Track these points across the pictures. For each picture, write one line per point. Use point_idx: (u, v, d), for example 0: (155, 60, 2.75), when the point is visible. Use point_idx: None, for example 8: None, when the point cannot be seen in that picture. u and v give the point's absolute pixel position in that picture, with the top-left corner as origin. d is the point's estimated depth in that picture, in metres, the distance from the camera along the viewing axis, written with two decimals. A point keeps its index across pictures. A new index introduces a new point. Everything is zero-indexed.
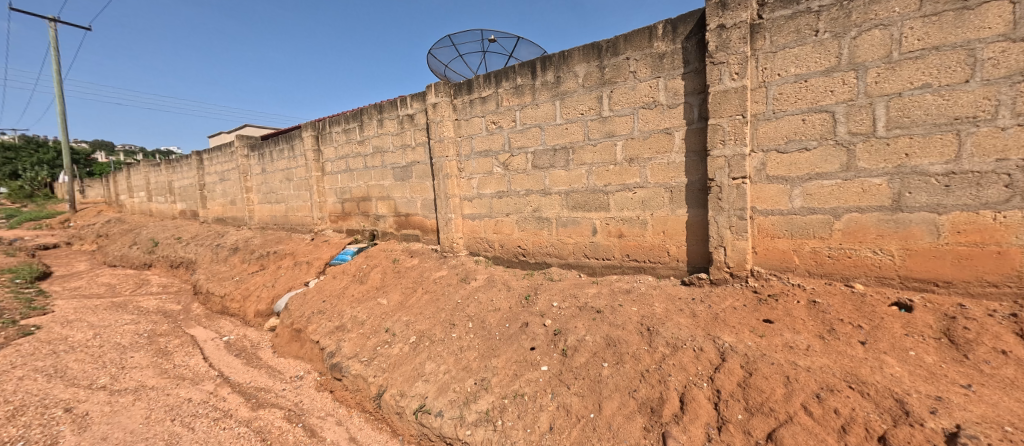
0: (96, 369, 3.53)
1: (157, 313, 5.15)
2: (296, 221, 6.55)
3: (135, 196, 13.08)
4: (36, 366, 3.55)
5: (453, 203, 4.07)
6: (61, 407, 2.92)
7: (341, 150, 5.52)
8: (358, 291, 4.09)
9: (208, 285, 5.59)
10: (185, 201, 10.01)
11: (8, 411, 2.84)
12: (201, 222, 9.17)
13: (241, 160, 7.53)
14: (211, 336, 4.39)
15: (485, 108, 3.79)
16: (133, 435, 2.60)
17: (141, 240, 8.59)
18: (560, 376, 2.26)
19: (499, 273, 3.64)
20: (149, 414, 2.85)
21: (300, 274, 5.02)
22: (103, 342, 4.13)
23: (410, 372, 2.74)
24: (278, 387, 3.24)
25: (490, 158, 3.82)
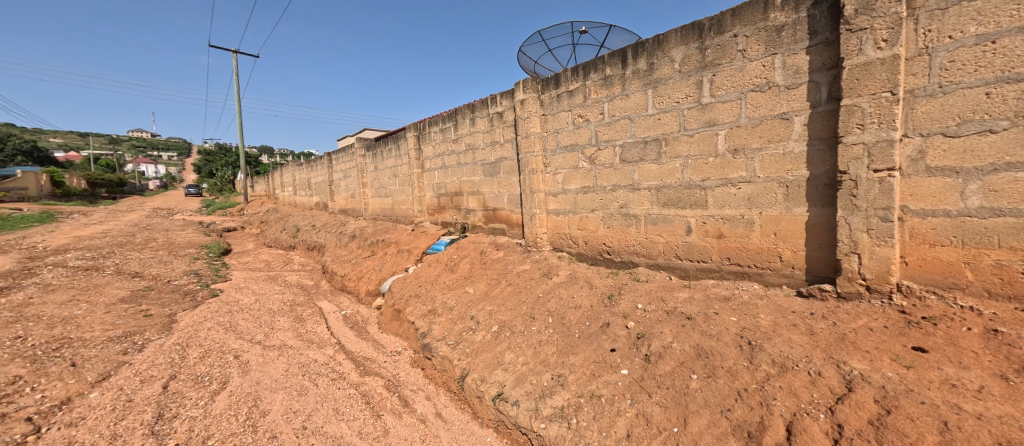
0: (255, 327, 4.30)
1: (296, 286, 6.13)
2: (400, 213, 7.21)
3: (284, 191, 15.79)
4: (219, 320, 4.45)
5: (538, 198, 4.06)
6: (233, 353, 3.62)
7: (438, 147, 5.91)
8: (448, 279, 4.32)
9: (332, 266, 6.48)
10: (318, 195, 11.75)
11: (199, 352, 3.63)
12: (328, 213, 10.67)
13: (359, 159, 8.56)
14: (332, 309, 5.06)
15: (572, 101, 3.70)
16: (277, 383, 3.10)
17: (286, 225, 10.33)
18: (641, 383, 2.10)
19: (582, 270, 3.53)
20: (288, 368, 3.38)
21: (403, 260, 5.51)
22: (260, 306, 5.04)
23: (491, 359, 2.81)
24: (380, 359, 3.59)
25: (576, 153, 3.72)
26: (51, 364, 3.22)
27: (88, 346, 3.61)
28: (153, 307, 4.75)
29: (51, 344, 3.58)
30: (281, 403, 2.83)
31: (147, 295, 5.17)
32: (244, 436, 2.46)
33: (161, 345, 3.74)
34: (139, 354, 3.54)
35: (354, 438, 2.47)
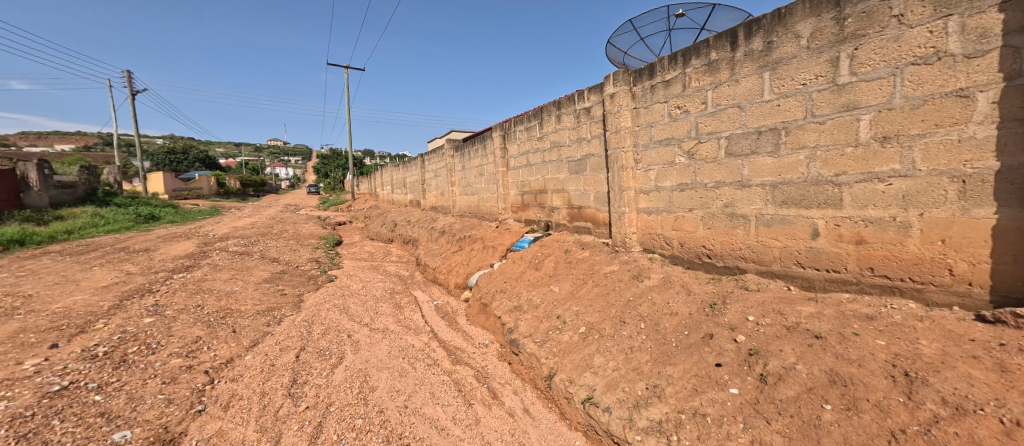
0: (363, 311, 4.83)
1: (394, 276, 6.74)
2: (486, 210, 7.48)
3: (384, 189, 17.50)
4: (335, 302, 5.10)
5: (626, 196, 3.85)
6: (347, 333, 4.11)
7: (523, 146, 5.98)
8: (533, 276, 4.35)
9: (425, 259, 6.99)
10: (412, 193, 12.78)
11: (321, 329, 4.19)
12: (421, 210, 11.54)
13: (448, 159, 9.09)
14: (426, 299, 5.46)
15: (669, 92, 3.44)
16: (382, 363, 3.44)
17: (386, 221, 11.43)
18: (756, 406, 1.86)
19: (677, 274, 3.26)
20: (391, 350, 3.72)
21: (488, 256, 5.70)
22: (366, 292, 5.64)
23: (579, 361, 2.75)
24: (470, 350, 3.76)
25: (672, 147, 3.44)
26: (219, 329, 4.00)
27: (243, 317, 4.41)
28: (287, 288, 5.63)
29: (219, 313, 4.46)
30: (386, 381, 3.13)
31: (282, 277, 6.15)
32: (358, 407, 2.77)
33: (294, 321, 4.41)
34: (278, 327, 4.22)
35: (449, 422, 2.62)
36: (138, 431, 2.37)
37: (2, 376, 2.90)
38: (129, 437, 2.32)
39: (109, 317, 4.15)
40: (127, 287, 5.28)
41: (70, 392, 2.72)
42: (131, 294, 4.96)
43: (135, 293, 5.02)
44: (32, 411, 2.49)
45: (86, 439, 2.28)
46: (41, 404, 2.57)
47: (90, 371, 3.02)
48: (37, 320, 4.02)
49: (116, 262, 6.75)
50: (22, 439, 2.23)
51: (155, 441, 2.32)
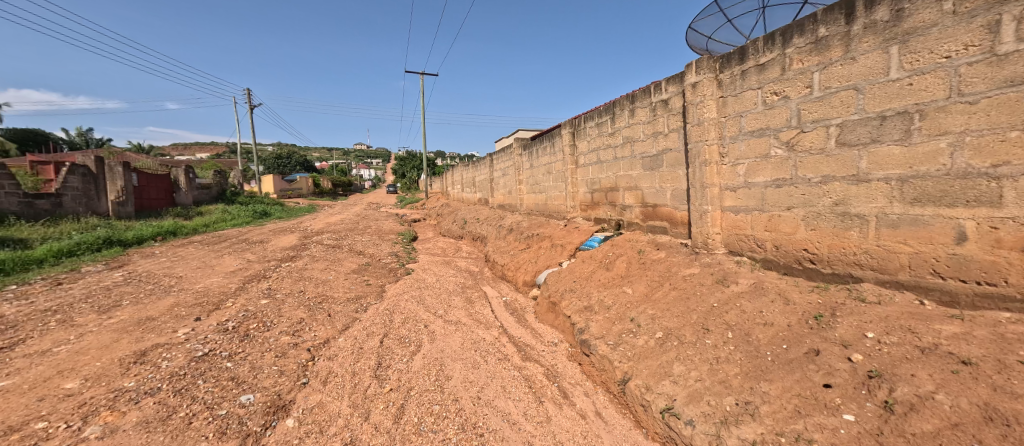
0: (438, 303, 5.09)
1: (465, 271, 7.00)
2: (553, 208, 7.43)
3: (454, 188, 18.29)
4: (413, 294, 5.44)
5: (710, 194, 3.53)
6: (424, 323, 4.36)
7: (593, 143, 5.81)
8: (604, 277, 4.21)
9: (494, 256, 7.14)
10: (481, 191, 13.16)
11: (401, 318, 4.50)
12: (489, 208, 11.83)
13: (516, 158, 9.19)
14: (495, 294, 5.58)
15: (764, 77, 3.08)
16: (456, 354, 3.59)
17: (456, 218, 11.91)
18: (879, 438, 1.59)
19: (771, 280, 2.92)
20: (464, 342, 3.87)
21: (557, 254, 5.65)
22: (439, 286, 5.93)
23: (656, 368, 2.60)
24: (539, 347, 3.76)
25: (767, 138, 3.09)
26: (317, 313, 4.51)
27: (336, 303, 4.91)
28: (371, 279, 6.16)
29: (316, 299, 5.02)
30: (460, 371, 3.27)
31: (367, 269, 6.74)
32: (435, 394, 2.93)
33: (377, 309, 4.80)
34: (364, 314, 4.62)
35: (521, 417, 2.65)
36: (259, 397, 2.77)
37: (163, 341, 3.58)
38: (252, 400, 2.72)
39: (235, 298, 4.90)
40: (247, 273, 6.18)
41: (209, 359, 3.27)
42: (251, 279, 5.81)
43: (253, 278, 5.86)
44: (183, 371, 3.04)
45: (221, 398, 2.71)
46: (189, 366, 3.12)
47: (222, 342, 3.59)
48: (184, 297, 4.88)
49: (239, 251, 7.94)
50: (178, 393, 2.74)
51: (271, 406, 2.68)
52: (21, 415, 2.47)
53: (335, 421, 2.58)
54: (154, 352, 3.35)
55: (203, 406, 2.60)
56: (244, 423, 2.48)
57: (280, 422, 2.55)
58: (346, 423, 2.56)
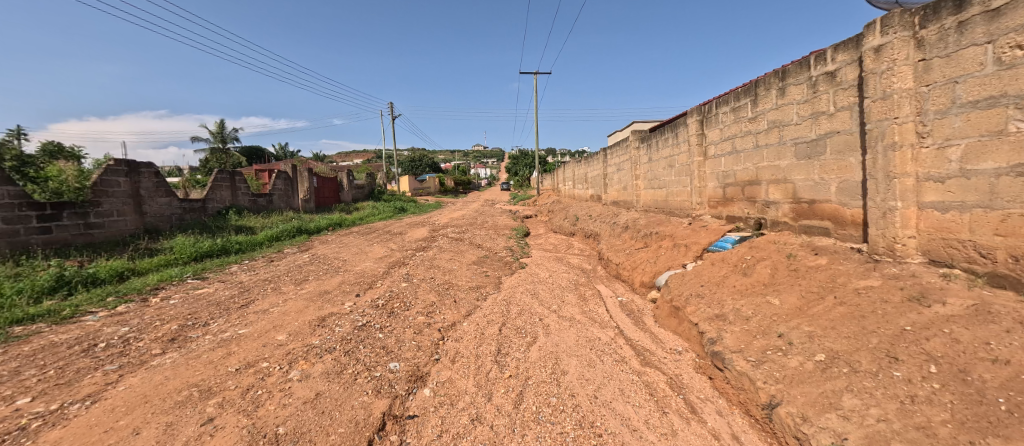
0: (551, 298, 5.14)
1: (578, 268, 6.91)
2: (675, 205, 6.81)
3: (566, 184, 18.26)
4: (526, 288, 5.60)
5: (900, 186, 2.79)
6: (538, 316, 4.46)
7: (728, 130, 5.12)
8: (740, 282, 3.68)
9: (608, 254, 6.88)
10: (594, 187, 12.84)
11: (517, 309, 4.69)
12: (602, 204, 11.47)
13: (633, 151, 8.67)
14: (610, 294, 5.38)
15: (998, 26, 2.30)
16: (572, 350, 3.58)
17: (568, 214, 11.86)
18: None
19: (1004, 303, 2.16)
20: (579, 339, 3.83)
21: (680, 254, 5.15)
22: (552, 281, 5.98)
23: (817, 397, 2.16)
24: (660, 354, 3.49)
25: (1001, 109, 2.29)
26: (444, 299, 4.98)
27: (460, 291, 5.38)
28: (490, 270, 6.57)
29: (443, 286, 5.56)
30: (576, 368, 3.24)
31: (486, 261, 7.21)
32: (552, 386, 2.97)
33: (496, 299, 5.09)
34: (484, 302, 4.95)
35: (643, 425, 2.50)
36: (403, 366, 3.21)
37: (333, 311, 4.41)
38: (398, 368, 3.16)
39: (383, 280, 5.77)
40: (390, 259, 7.20)
41: (365, 329, 3.91)
42: (393, 265, 6.75)
43: (395, 264, 6.81)
44: (349, 337, 3.70)
45: (375, 362, 3.22)
46: (353, 333, 3.78)
47: (374, 317, 4.25)
48: (347, 277, 5.94)
49: (383, 241, 9.31)
50: (346, 354, 3.35)
51: (413, 375, 3.08)
52: (253, 355, 3.34)
53: (463, 397, 2.83)
54: (329, 319, 4.17)
55: (364, 367, 3.13)
56: (393, 386, 2.89)
57: (419, 390, 2.91)
58: (472, 400, 2.78)
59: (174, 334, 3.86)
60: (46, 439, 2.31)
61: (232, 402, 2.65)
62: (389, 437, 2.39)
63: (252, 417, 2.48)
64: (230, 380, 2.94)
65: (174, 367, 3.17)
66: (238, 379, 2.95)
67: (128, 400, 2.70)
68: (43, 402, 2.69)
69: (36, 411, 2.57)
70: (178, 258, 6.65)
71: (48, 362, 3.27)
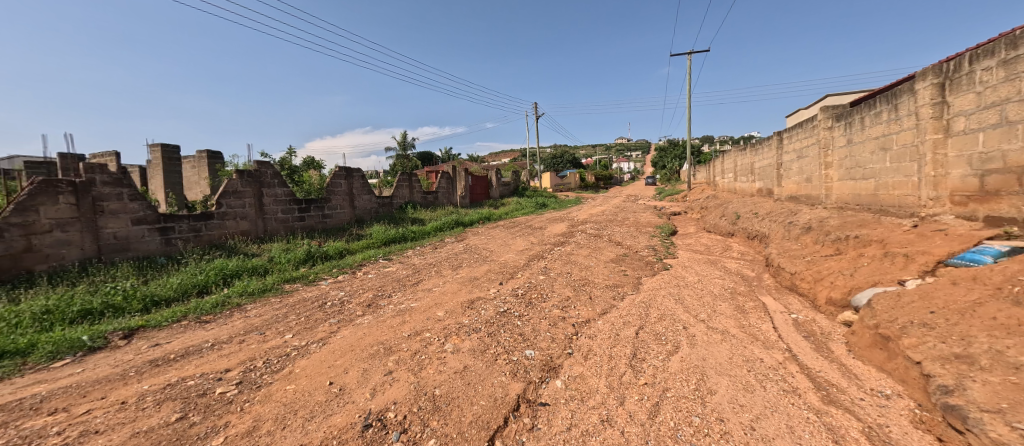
0: (700, 305, 4.56)
1: (736, 274, 5.94)
2: (890, 200, 5.21)
3: (725, 177, 15.95)
4: (670, 291, 5.09)
5: None
6: (683, 323, 4.01)
7: (992, 95, 3.64)
8: (1007, 314, 2.57)
9: (779, 260, 5.70)
10: (764, 180, 10.84)
11: (659, 313, 4.31)
12: (774, 200, 9.58)
13: (822, 133, 6.95)
14: (780, 309, 4.44)
15: None
16: (723, 367, 3.09)
17: (726, 212, 10.30)
18: None
19: None
20: (733, 356, 3.28)
21: (894, 267, 3.90)
22: (703, 287, 5.29)
23: None
24: (855, 394, 2.71)
25: None
26: (581, 294, 4.95)
27: (597, 288, 5.25)
28: (630, 270, 6.22)
29: (580, 282, 5.51)
30: (727, 389, 2.79)
31: (626, 260, 6.86)
32: (695, 404, 2.62)
33: (635, 300, 4.78)
34: (622, 302, 4.70)
35: None
36: (537, 354, 3.30)
37: (480, 297, 4.84)
38: (532, 356, 3.26)
39: (523, 271, 6.08)
40: (531, 252, 7.54)
41: (506, 315, 4.17)
42: (532, 258, 7.03)
43: (535, 258, 7.08)
44: (492, 320, 4.02)
45: (513, 347, 3.40)
46: (496, 318, 4.08)
47: (515, 305, 4.49)
48: (493, 266, 6.46)
49: (525, 235, 9.76)
50: (489, 335, 3.64)
51: (546, 365, 3.14)
52: (419, 326, 3.92)
53: (594, 395, 2.73)
54: (477, 303, 4.60)
55: (504, 350, 3.34)
56: (528, 372, 3.00)
57: (551, 380, 2.93)
58: (603, 401, 2.67)
59: (370, 300, 4.85)
60: (300, 364, 3.18)
61: (404, 361, 3.17)
62: (523, 418, 2.48)
63: (416, 376, 2.91)
64: (402, 343, 3.52)
65: (368, 326, 3.98)
66: (407, 343, 3.51)
67: (345, 346, 3.49)
68: (297, 339, 3.72)
69: (292, 344, 3.58)
70: (374, 242, 8.31)
71: (301, 311, 4.52)
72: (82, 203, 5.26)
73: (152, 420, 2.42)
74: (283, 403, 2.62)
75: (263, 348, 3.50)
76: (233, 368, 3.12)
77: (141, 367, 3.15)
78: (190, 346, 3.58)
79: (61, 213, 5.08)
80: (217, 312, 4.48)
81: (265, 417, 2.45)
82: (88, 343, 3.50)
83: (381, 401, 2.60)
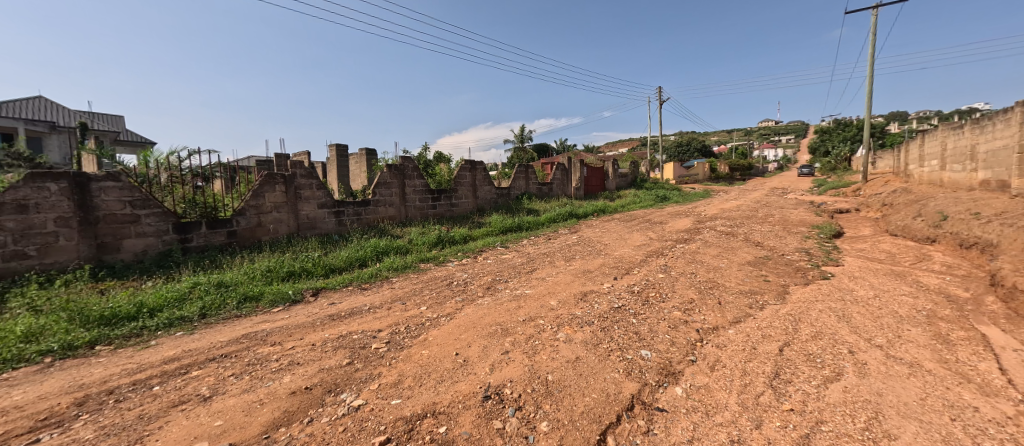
0: (875, 327, 3.68)
1: (937, 293, 4.59)
2: None
3: (923, 165, 12.34)
4: (831, 306, 4.22)
5: None
6: (847, 346, 3.30)
7: None
8: None
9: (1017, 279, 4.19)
10: (993, 169, 8.05)
11: (811, 329, 3.64)
12: (1010, 196, 7.05)
13: None
14: (1012, 345, 3.29)
15: None
16: (909, 409, 2.45)
17: (922, 211, 8.01)
18: None
19: None
20: (926, 397, 2.57)
21: None
22: (882, 304, 4.24)
23: None
24: None
25: None
26: (708, 298, 4.49)
27: (728, 293, 4.68)
28: (771, 275, 5.36)
29: (708, 284, 4.99)
30: (914, 436, 2.21)
31: (767, 263, 5.93)
32: None
33: (778, 310, 4.12)
34: (761, 312, 4.10)
35: None
36: (654, 356, 3.13)
37: (596, 290, 4.79)
38: (649, 357, 3.11)
39: (640, 268, 5.77)
40: (651, 248, 7.10)
41: (621, 311, 4.05)
42: (652, 254, 6.63)
43: (654, 254, 6.64)
44: (606, 315, 3.95)
45: (628, 345, 3.29)
46: (609, 313, 4.01)
47: (632, 303, 4.32)
48: (607, 260, 6.29)
49: (645, 229, 9.22)
50: (603, 330, 3.59)
51: (664, 368, 2.96)
52: (534, 312, 4.09)
53: (723, 411, 2.47)
54: (590, 295, 4.57)
55: (620, 347, 3.26)
56: (643, 373, 2.87)
57: (670, 386, 2.75)
58: (734, 419, 2.39)
59: (490, 284, 5.24)
60: (432, 333, 3.65)
61: (520, 344, 3.36)
62: (637, 420, 2.39)
63: (530, 359, 3.06)
64: (518, 327, 3.72)
65: (488, 307, 4.31)
66: (522, 327, 3.71)
67: (469, 322, 3.87)
68: (430, 311, 4.26)
69: (427, 315, 4.12)
70: (494, 231, 8.91)
71: (433, 287, 5.15)
72: (289, 191, 6.87)
73: (331, 362, 3.07)
74: (420, 364, 3.05)
75: (405, 316, 4.11)
76: (383, 329, 3.75)
77: (324, 319, 4.02)
78: (354, 307, 4.42)
79: (277, 198, 6.73)
80: (372, 282, 5.42)
81: (407, 373, 2.89)
82: (291, 296, 4.61)
83: (499, 377, 2.81)
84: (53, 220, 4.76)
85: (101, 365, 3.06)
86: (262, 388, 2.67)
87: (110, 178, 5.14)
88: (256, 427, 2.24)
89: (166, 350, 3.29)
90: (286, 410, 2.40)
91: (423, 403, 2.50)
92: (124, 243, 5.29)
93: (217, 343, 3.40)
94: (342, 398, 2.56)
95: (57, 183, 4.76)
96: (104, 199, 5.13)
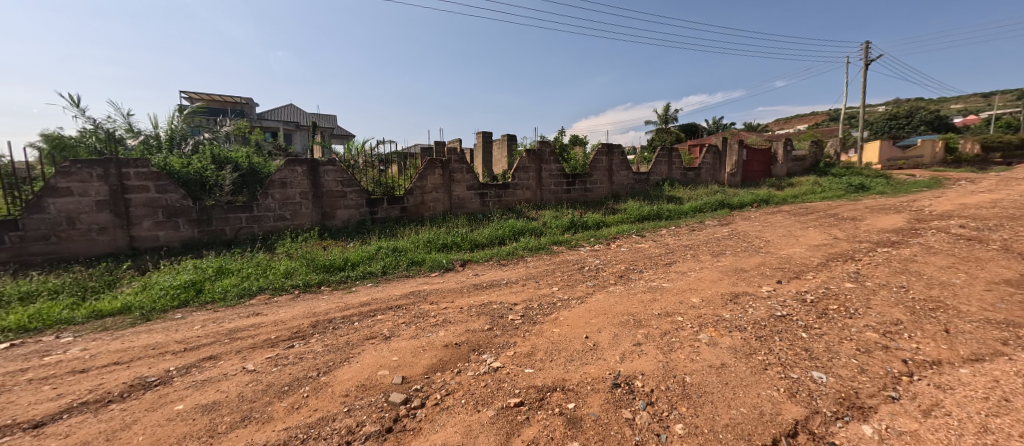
0: None
1: None
2: None
3: None
4: None
5: None
6: None
7: None
8: None
9: None
10: None
11: None
12: None
13: None
14: None
15: None
16: None
17: None
18: None
19: None
20: None
21: None
22: None
23: None
24: None
25: None
26: (926, 322, 3.41)
27: (961, 318, 3.46)
28: None
29: (927, 304, 3.78)
30: None
31: None
32: None
33: None
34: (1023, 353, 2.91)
35: None
36: (831, 381, 2.57)
37: (752, 292, 4.16)
38: (824, 382, 2.56)
39: (815, 273, 4.73)
40: (834, 250, 5.74)
41: (784, 321, 3.43)
42: (836, 257, 5.35)
43: (839, 258, 5.33)
44: (763, 322, 3.40)
45: (793, 361, 2.78)
46: (769, 320, 3.44)
47: (801, 313, 3.60)
48: (769, 259, 5.35)
49: (827, 226, 7.47)
50: (758, 338, 3.11)
51: (844, 399, 2.41)
52: (671, 307, 3.81)
53: None
54: (742, 297, 4.00)
55: (781, 362, 2.77)
56: (813, 398, 2.40)
57: (853, 422, 2.22)
58: None
59: (623, 272, 5.07)
60: (562, 314, 3.77)
61: (654, 338, 3.18)
62: None
63: (665, 356, 2.88)
64: (652, 320, 3.53)
65: (619, 295, 4.21)
66: (657, 321, 3.50)
67: (601, 308, 3.85)
68: (562, 292, 4.39)
69: (558, 296, 4.26)
70: (630, 217, 8.50)
71: (565, 270, 5.27)
72: (445, 174, 7.86)
73: (474, 325, 3.49)
74: (552, 340, 3.19)
75: (537, 294, 4.35)
76: (518, 303, 4.05)
77: (469, 288, 4.56)
78: (494, 280, 4.87)
79: (437, 180, 7.80)
80: (509, 259, 5.86)
81: (540, 347, 3.07)
82: (444, 264, 5.37)
83: (630, 367, 2.74)
84: (299, 194, 6.55)
85: (325, 300, 4.14)
86: (424, 337, 3.21)
87: (330, 163, 6.78)
88: (419, 367, 2.72)
89: (361, 296, 4.24)
90: (440, 359, 2.84)
91: (554, 377, 2.62)
92: (337, 213, 6.94)
93: (393, 296, 4.21)
94: (483, 358, 2.89)
95: (301, 167, 6.52)
96: (327, 179, 6.78)
